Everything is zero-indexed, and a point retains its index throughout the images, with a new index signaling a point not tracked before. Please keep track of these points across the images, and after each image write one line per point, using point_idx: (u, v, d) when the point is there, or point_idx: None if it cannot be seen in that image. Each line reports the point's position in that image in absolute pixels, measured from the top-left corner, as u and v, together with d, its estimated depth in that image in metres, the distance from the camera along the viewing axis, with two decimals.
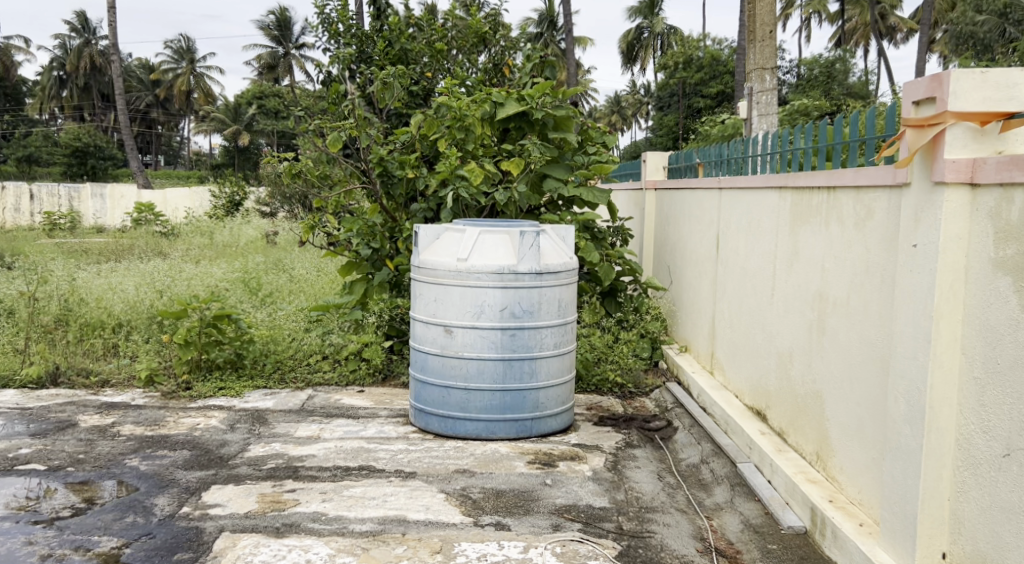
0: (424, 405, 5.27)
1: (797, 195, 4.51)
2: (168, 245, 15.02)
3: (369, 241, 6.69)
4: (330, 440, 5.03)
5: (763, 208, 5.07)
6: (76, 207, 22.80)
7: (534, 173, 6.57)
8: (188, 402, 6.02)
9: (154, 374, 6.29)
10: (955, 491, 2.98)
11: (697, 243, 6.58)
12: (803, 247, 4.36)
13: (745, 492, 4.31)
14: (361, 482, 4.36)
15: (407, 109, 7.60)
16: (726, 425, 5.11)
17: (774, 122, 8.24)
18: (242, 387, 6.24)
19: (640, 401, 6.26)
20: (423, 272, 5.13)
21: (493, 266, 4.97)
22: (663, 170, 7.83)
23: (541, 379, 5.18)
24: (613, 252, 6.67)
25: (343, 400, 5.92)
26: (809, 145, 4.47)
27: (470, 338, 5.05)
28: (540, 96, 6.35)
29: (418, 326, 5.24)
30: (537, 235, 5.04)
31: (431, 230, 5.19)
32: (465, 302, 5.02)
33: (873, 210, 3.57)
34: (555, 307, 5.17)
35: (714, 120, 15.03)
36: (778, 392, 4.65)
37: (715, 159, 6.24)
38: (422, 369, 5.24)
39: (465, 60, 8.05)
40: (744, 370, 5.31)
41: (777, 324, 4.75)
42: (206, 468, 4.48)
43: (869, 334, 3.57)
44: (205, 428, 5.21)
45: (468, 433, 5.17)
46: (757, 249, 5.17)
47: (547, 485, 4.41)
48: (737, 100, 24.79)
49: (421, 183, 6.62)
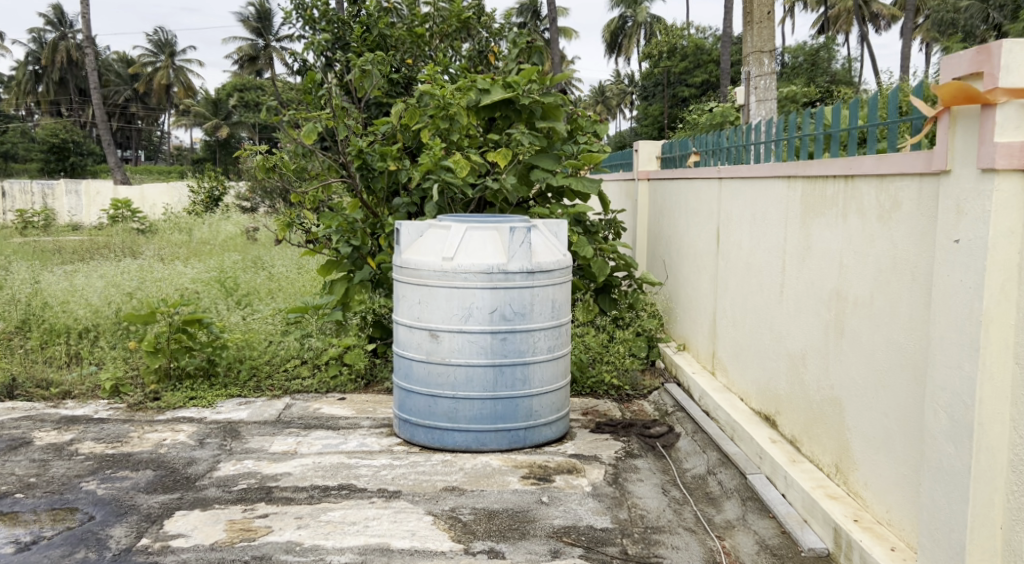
0: (409, 415, 4.91)
1: (808, 184, 4.16)
2: (144, 243, 14.62)
3: (348, 239, 6.26)
4: (307, 456, 4.67)
5: (769, 198, 4.72)
6: (50, 204, 22.42)
7: (521, 165, 6.22)
8: (156, 414, 5.65)
9: (120, 384, 5.92)
10: (1010, 518, 2.64)
11: (695, 237, 6.23)
12: (817, 240, 4.01)
13: (758, 508, 3.95)
14: (341, 504, 4.01)
15: (387, 98, 7.20)
16: (732, 431, 4.77)
17: (772, 108, 7.86)
18: (214, 397, 5.87)
19: (638, 404, 5.90)
20: (406, 273, 4.77)
21: (481, 265, 4.61)
22: (657, 159, 7.48)
23: (535, 386, 4.83)
24: (606, 245, 6.34)
25: (322, 410, 5.55)
26: (822, 129, 4.11)
27: (457, 343, 4.69)
28: (526, 82, 5.99)
29: (401, 330, 4.88)
30: (528, 232, 4.68)
31: (414, 226, 4.83)
32: (452, 304, 4.65)
33: (901, 201, 3.22)
34: (547, 308, 4.81)
35: (702, 108, 14.72)
36: (790, 397, 4.31)
37: (712, 147, 5.91)
38: (407, 377, 4.88)
39: (448, 47, 7.67)
40: (750, 372, 4.97)
41: (787, 324, 4.41)
42: (170, 492, 4.14)
43: (899, 338, 3.22)
44: (171, 444, 4.83)
45: (458, 445, 4.81)
46: (762, 243, 4.82)
47: (543, 503, 4.06)
48: (722, 91, 24.50)
49: (403, 176, 6.25)
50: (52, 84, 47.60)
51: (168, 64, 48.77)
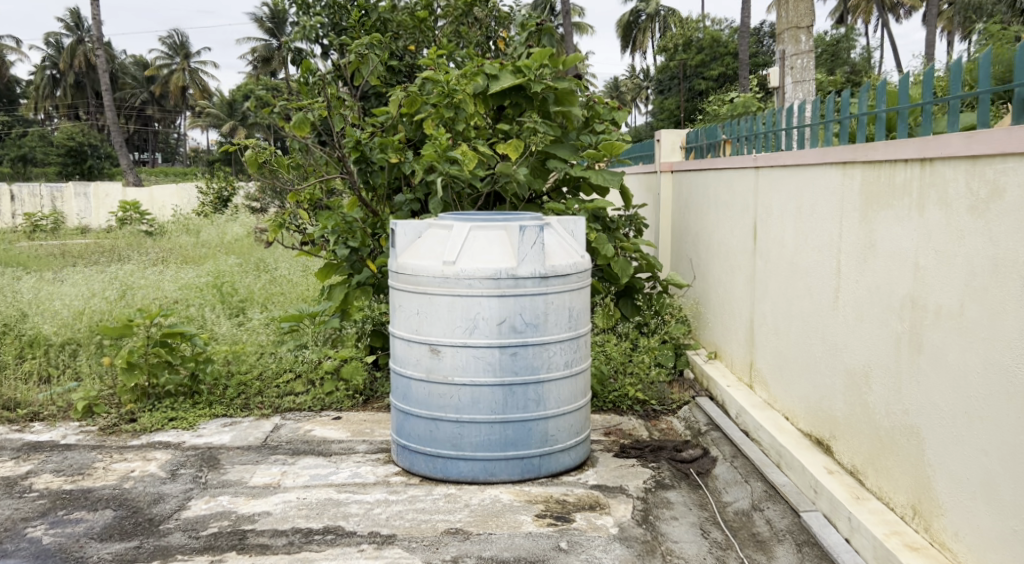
0: (408, 441, 4.31)
1: (866, 171, 3.58)
2: (147, 246, 14.10)
3: (346, 240, 5.66)
4: (292, 491, 4.09)
5: (815, 188, 4.12)
6: (59, 207, 22.05)
7: (534, 156, 5.66)
8: (131, 438, 5.07)
9: (94, 404, 5.34)
10: None
11: (727, 234, 5.61)
12: (880, 238, 3.45)
13: (817, 556, 3.38)
14: (324, 555, 3.45)
15: (388, 88, 6.61)
16: (778, 458, 4.19)
17: (810, 90, 7.18)
18: (197, 417, 5.29)
19: (667, 422, 5.28)
20: (402, 279, 4.19)
21: (488, 270, 4.02)
22: (681, 149, 6.84)
23: (550, 408, 4.22)
24: (629, 243, 5.73)
25: (314, 433, 4.97)
26: (884, 106, 3.49)
27: (461, 360, 4.09)
28: (538, 67, 5.34)
29: (398, 344, 4.29)
30: (540, 231, 4.07)
31: (411, 226, 4.25)
32: (454, 315, 4.07)
33: (1005, 187, 2.71)
34: (564, 318, 4.20)
35: (721, 98, 14.05)
36: (849, 421, 3.75)
37: (747, 133, 5.30)
38: (404, 398, 4.29)
39: (453, 31, 7.04)
40: (796, 389, 4.39)
41: (840, 334, 3.84)
42: (129, 540, 3.57)
43: (1006, 358, 2.69)
44: (140, 476, 4.24)
45: (464, 476, 4.21)
46: (807, 242, 4.24)
47: (561, 551, 3.48)
48: (743, 82, 23.81)
49: (406, 170, 5.65)
50: (68, 88, 47.39)
51: (183, 67, 48.35)
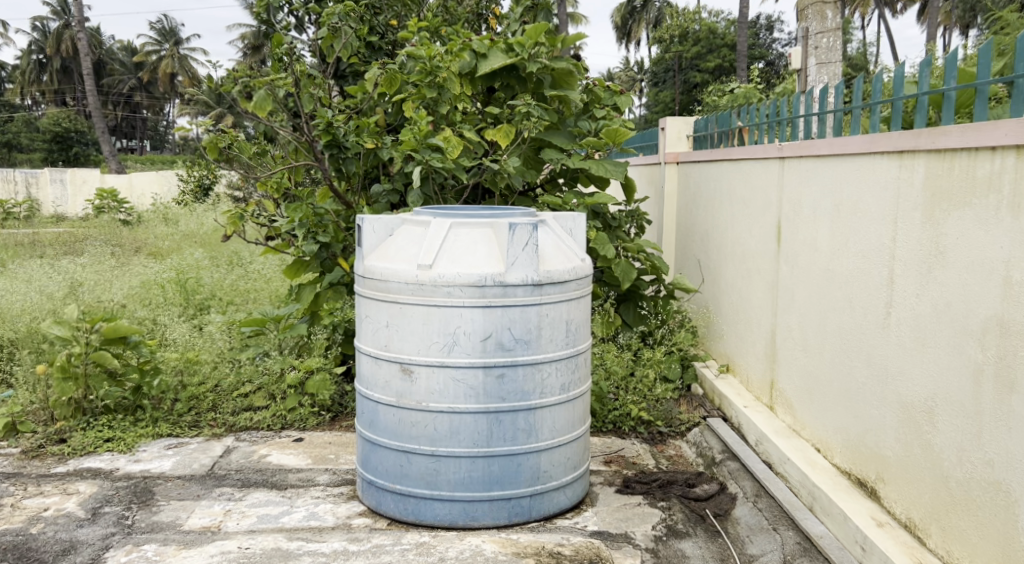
0: (375, 477, 3.65)
1: (932, 161, 2.96)
2: (119, 236, 13.36)
3: (316, 235, 4.90)
4: (232, 536, 3.44)
5: (859, 181, 3.48)
6: (34, 194, 21.24)
7: (527, 144, 4.98)
8: (57, 464, 4.38)
9: (18, 421, 4.65)
10: None
11: (743, 233, 4.95)
12: (952, 245, 2.85)
13: None
14: None
15: (366, 65, 5.92)
16: (811, 500, 3.54)
17: (834, 72, 6.55)
18: (137, 438, 4.60)
19: (675, 449, 4.64)
20: (370, 284, 3.52)
21: (471, 276, 3.36)
22: (688, 138, 6.20)
23: (543, 439, 3.56)
24: (632, 244, 5.07)
25: (269, 459, 4.30)
26: (954, 83, 2.88)
27: (437, 382, 3.43)
28: (532, 44, 4.64)
29: (364, 361, 3.62)
30: (534, 230, 3.40)
31: (381, 222, 3.57)
32: (430, 329, 3.40)
33: None
34: (560, 333, 3.54)
35: (722, 89, 13.42)
36: (900, 463, 3.13)
37: (769, 120, 4.64)
38: (371, 425, 3.62)
39: (439, 6, 6.34)
40: (827, 418, 3.76)
41: (888, 357, 3.22)
42: None
43: None
44: (53, 517, 3.57)
45: (439, 520, 3.55)
46: (844, 245, 3.61)
47: None
48: (740, 74, 23.13)
49: (384, 156, 4.95)
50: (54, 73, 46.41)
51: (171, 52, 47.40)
